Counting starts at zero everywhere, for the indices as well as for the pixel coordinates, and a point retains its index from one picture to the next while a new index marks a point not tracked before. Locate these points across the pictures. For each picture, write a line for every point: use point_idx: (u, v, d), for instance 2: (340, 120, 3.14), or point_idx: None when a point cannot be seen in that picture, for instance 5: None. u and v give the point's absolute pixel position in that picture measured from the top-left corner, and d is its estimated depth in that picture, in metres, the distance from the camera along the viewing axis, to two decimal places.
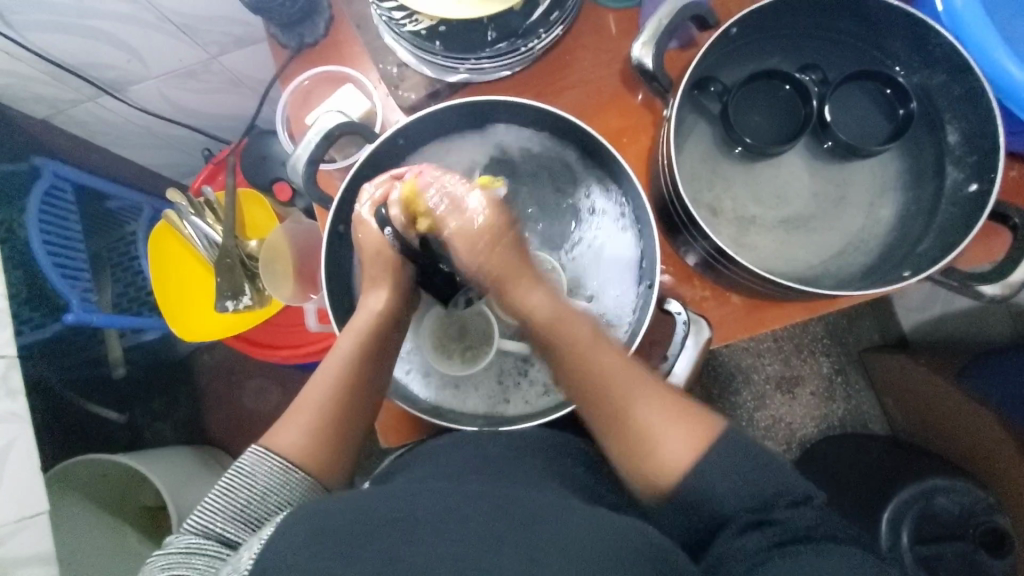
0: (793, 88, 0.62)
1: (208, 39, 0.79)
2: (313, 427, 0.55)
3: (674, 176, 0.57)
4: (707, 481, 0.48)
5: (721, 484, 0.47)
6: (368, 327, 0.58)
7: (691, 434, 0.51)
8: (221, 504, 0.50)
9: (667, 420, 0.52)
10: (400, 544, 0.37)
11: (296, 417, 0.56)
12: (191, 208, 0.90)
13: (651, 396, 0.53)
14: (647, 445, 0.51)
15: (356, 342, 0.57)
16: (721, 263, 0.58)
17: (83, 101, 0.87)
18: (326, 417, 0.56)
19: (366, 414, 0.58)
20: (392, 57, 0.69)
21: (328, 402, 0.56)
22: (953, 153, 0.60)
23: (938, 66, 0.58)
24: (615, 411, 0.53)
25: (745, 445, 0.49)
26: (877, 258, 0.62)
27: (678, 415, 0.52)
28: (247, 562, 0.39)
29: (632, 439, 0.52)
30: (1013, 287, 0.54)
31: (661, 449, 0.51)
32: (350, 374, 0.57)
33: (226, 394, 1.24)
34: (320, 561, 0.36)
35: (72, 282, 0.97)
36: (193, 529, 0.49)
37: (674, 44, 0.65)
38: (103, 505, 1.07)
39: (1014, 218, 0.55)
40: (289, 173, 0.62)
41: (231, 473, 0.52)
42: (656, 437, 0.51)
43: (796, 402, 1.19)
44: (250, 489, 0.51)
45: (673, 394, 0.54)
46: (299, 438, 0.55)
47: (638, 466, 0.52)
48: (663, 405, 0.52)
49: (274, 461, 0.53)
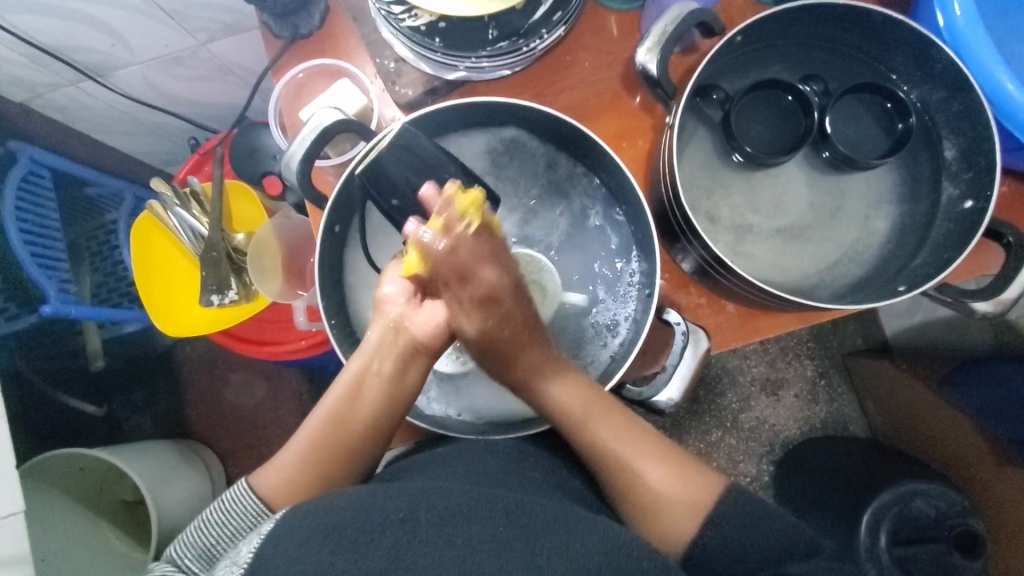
0: (795, 98, 0.62)
1: (197, 25, 0.77)
2: (303, 463, 0.56)
3: (675, 184, 0.56)
4: (716, 533, 0.52)
5: (726, 545, 0.51)
6: (364, 362, 0.57)
7: (695, 487, 0.55)
8: (195, 538, 0.52)
9: (669, 469, 0.56)
10: (400, 542, 0.37)
11: (290, 449, 0.57)
12: (176, 199, 0.88)
13: (651, 459, 0.56)
14: (657, 510, 0.54)
15: (348, 382, 0.57)
16: (718, 271, 0.57)
17: (64, 85, 0.84)
18: (312, 455, 0.56)
19: (358, 454, 0.57)
20: (390, 52, 0.67)
21: (309, 446, 0.56)
22: (949, 168, 0.61)
23: (938, 82, 0.58)
24: (626, 482, 0.56)
25: (743, 501, 0.53)
26: (871, 271, 0.63)
27: (679, 469, 0.56)
28: (245, 557, 0.38)
29: (638, 478, 0.55)
30: (1005, 304, 0.55)
31: (670, 499, 0.54)
32: (342, 410, 0.57)
33: (208, 387, 1.22)
34: (319, 559, 0.35)
35: (50, 273, 0.94)
36: (170, 559, 0.51)
37: (676, 49, 0.64)
38: (79, 500, 1.04)
39: (1007, 237, 0.56)
40: (282, 170, 0.60)
41: (216, 504, 0.53)
42: (662, 493, 0.54)
43: (780, 403, 1.21)
44: (223, 526, 0.52)
45: (668, 447, 0.58)
46: (283, 476, 0.55)
47: (651, 525, 0.54)
48: (661, 462, 0.56)
49: (252, 500, 0.53)
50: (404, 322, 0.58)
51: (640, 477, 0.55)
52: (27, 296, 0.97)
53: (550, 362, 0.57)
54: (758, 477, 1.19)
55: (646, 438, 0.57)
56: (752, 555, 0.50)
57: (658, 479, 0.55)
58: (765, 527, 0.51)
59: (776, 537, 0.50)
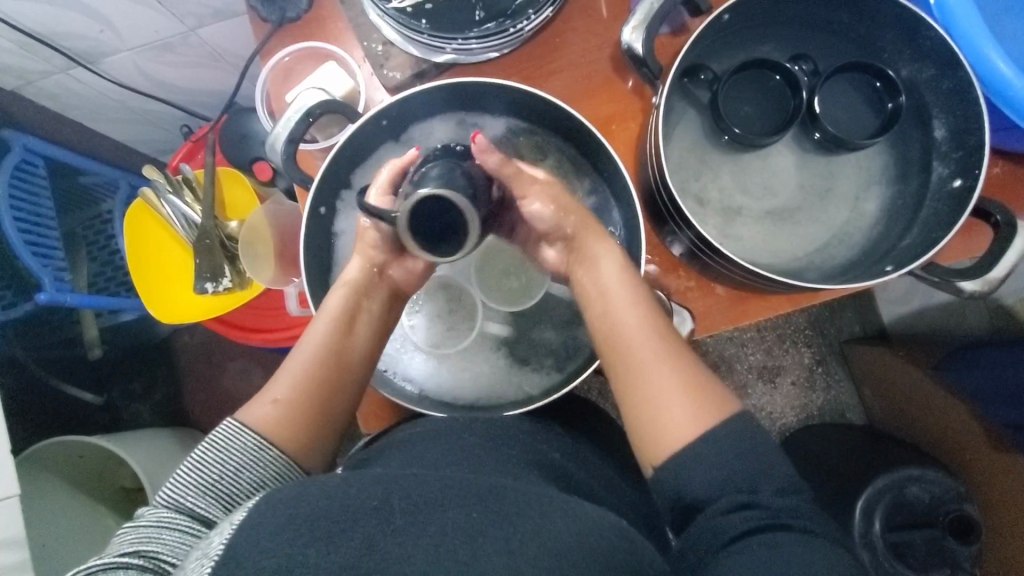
0: (783, 78, 0.61)
1: (185, 10, 0.76)
2: (295, 401, 0.54)
3: (661, 165, 0.56)
4: (693, 461, 0.48)
5: (714, 470, 0.47)
6: (353, 290, 0.58)
7: (705, 408, 0.50)
8: (192, 478, 0.48)
9: (680, 398, 0.50)
10: (373, 533, 0.36)
11: (277, 389, 0.54)
12: (168, 186, 0.88)
13: (669, 364, 0.52)
14: (654, 424, 0.50)
15: (330, 319, 0.57)
16: (705, 254, 0.58)
17: (55, 72, 0.84)
18: (308, 390, 0.54)
19: (350, 386, 0.57)
20: (377, 35, 0.67)
21: (303, 378, 0.55)
22: (939, 148, 0.60)
23: (928, 60, 0.57)
24: (632, 396, 0.52)
25: (745, 440, 0.48)
26: (859, 253, 0.62)
27: (691, 391, 0.51)
28: (217, 550, 0.37)
29: (648, 397, 0.51)
30: (992, 283, 0.55)
31: (666, 427, 0.50)
32: (329, 345, 0.56)
33: (206, 376, 1.23)
34: (291, 549, 0.35)
35: (44, 261, 0.94)
36: (163, 502, 0.47)
37: (664, 30, 0.64)
38: (77, 487, 1.05)
39: (997, 215, 0.55)
40: (267, 152, 0.59)
41: (202, 446, 0.50)
42: (664, 411, 0.50)
43: (777, 391, 1.20)
44: (223, 464, 0.49)
45: (696, 366, 0.52)
46: (278, 412, 0.53)
47: (640, 433, 0.51)
48: (676, 378, 0.51)
49: (249, 435, 0.51)
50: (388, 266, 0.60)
51: (648, 392, 0.51)
52: (23, 284, 0.98)
53: (602, 246, 0.56)
54: None
55: (679, 367, 0.51)
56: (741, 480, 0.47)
57: (663, 403, 0.50)
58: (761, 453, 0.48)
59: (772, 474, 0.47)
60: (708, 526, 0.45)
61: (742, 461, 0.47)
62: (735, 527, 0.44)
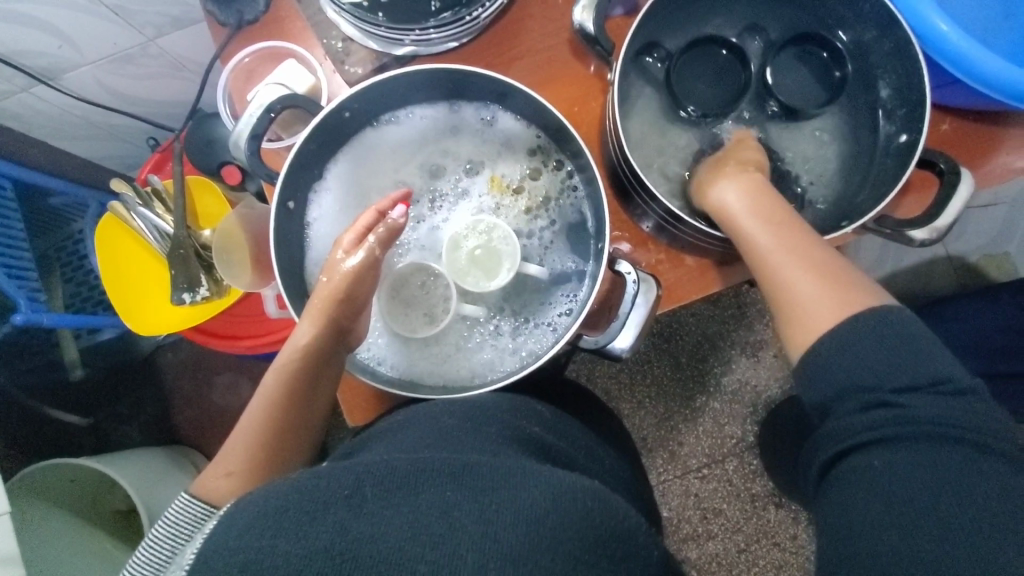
0: (731, 54, 0.64)
1: (143, 21, 0.77)
2: (242, 474, 0.57)
3: (620, 141, 0.58)
4: (831, 354, 0.48)
5: (846, 360, 0.48)
6: (306, 354, 0.59)
7: (841, 297, 0.50)
8: (147, 556, 0.50)
9: (821, 291, 0.51)
10: (345, 520, 0.37)
11: (225, 461, 0.57)
12: (138, 199, 0.88)
13: (804, 270, 0.52)
14: (798, 329, 0.51)
15: (284, 381, 0.59)
16: (672, 225, 0.59)
17: (16, 91, 0.83)
18: (258, 459, 0.57)
19: (305, 443, 0.61)
20: (336, 31, 0.67)
21: (251, 450, 0.57)
22: (886, 106, 0.62)
23: (869, 22, 0.59)
24: (782, 301, 0.53)
25: (897, 327, 0.47)
26: (819, 214, 0.64)
27: (831, 280, 0.51)
28: (188, 559, 0.37)
29: (794, 296, 0.52)
30: (939, 230, 0.57)
31: (808, 326, 0.50)
32: (275, 421, 0.58)
33: (192, 391, 1.23)
34: (260, 541, 0.36)
35: (20, 284, 0.93)
36: None
37: (618, 11, 0.66)
38: (69, 509, 1.04)
39: (940, 164, 0.57)
40: (232, 151, 0.60)
41: (158, 523, 0.52)
42: (805, 312, 0.51)
43: (760, 364, 1.21)
44: (175, 537, 0.52)
45: (836, 261, 0.52)
46: (227, 485, 0.56)
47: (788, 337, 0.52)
48: (810, 281, 0.52)
49: (200, 508, 0.54)
50: (344, 330, 0.61)
51: (790, 297, 0.52)
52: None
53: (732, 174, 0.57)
54: (744, 438, 1.20)
55: (819, 273, 0.52)
56: (877, 378, 0.46)
57: (805, 310, 0.51)
58: (920, 358, 0.46)
59: (918, 371, 0.46)
60: (849, 427, 0.47)
61: (886, 357, 0.46)
62: (876, 430, 0.45)
